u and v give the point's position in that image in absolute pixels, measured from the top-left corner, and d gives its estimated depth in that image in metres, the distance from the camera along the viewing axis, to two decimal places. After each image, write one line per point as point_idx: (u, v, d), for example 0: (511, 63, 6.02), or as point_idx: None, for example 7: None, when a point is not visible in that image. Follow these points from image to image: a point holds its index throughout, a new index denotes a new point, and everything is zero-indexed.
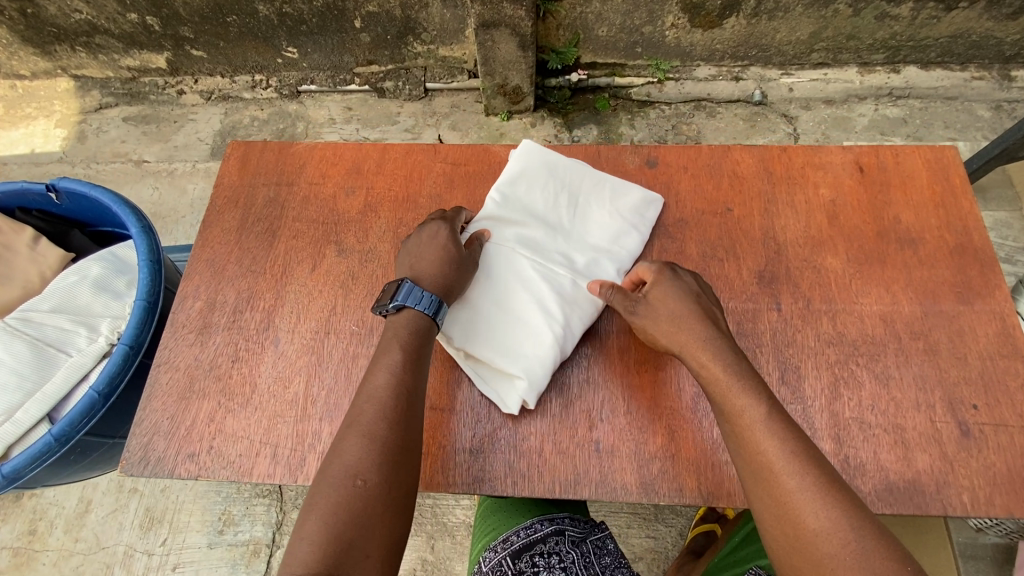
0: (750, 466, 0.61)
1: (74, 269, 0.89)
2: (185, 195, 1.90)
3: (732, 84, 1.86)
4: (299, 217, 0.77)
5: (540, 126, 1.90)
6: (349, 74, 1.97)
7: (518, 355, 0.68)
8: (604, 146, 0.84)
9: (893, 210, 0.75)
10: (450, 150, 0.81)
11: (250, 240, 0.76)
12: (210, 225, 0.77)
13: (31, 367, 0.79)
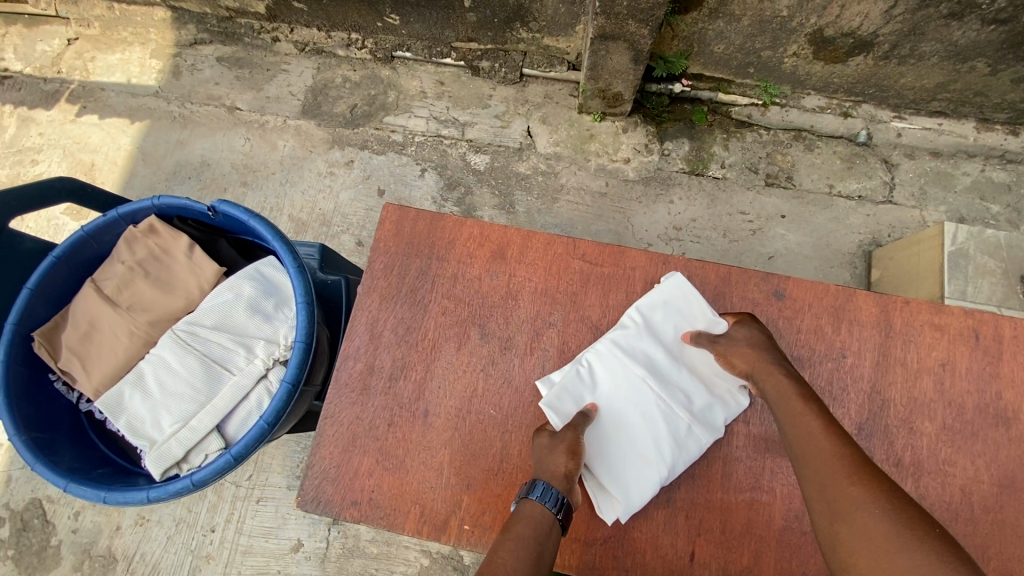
0: (845, 540, 0.68)
1: (229, 286, 0.98)
2: (274, 151, 1.95)
3: (839, 120, 1.82)
4: (449, 295, 0.88)
5: (631, 132, 1.88)
6: (447, 47, 1.94)
7: (623, 476, 0.81)
8: (736, 267, 0.90)
9: (994, 381, 0.83)
10: (587, 250, 0.90)
11: (405, 310, 0.88)
12: (370, 289, 0.89)
13: (203, 383, 0.91)
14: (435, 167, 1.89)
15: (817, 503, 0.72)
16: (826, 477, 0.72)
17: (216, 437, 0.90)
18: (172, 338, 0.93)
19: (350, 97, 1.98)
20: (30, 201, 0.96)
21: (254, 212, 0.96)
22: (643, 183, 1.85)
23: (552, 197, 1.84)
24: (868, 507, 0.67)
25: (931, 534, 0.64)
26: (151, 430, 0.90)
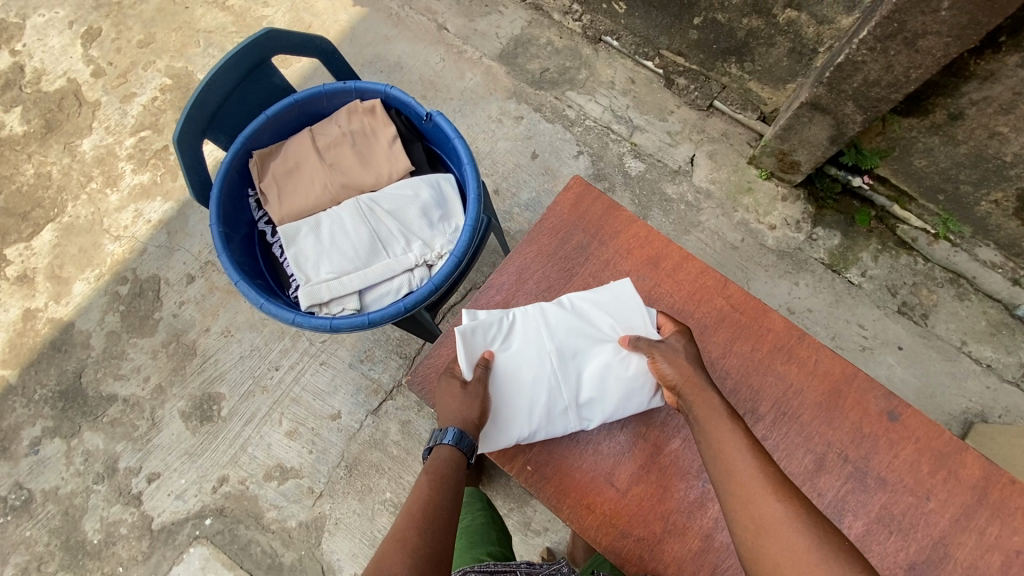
0: (769, 554, 0.75)
1: (411, 185, 1.11)
2: (461, 80, 2.07)
3: (1006, 284, 1.73)
4: (596, 274, 1.04)
5: (789, 203, 1.86)
6: (654, 52, 1.96)
7: (501, 419, 0.97)
8: (864, 372, 0.92)
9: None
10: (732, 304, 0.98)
11: (555, 270, 1.05)
12: (532, 240, 1.07)
13: (364, 252, 1.05)
14: (591, 154, 1.95)
15: (741, 521, 0.79)
16: (748, 493, 0.79)
17: (354, 298, 1.04)
18: (353, 205, 1.09)
19: (546, 61, 2.06)
20: (294, 49, 1.11)
21: (462, 134, 1.06)
22: (776, 255, 1.84)
23: (686, 228, 1.87)
24: (795, 524, 0.75)
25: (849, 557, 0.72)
26: (309, 269, 1.05)
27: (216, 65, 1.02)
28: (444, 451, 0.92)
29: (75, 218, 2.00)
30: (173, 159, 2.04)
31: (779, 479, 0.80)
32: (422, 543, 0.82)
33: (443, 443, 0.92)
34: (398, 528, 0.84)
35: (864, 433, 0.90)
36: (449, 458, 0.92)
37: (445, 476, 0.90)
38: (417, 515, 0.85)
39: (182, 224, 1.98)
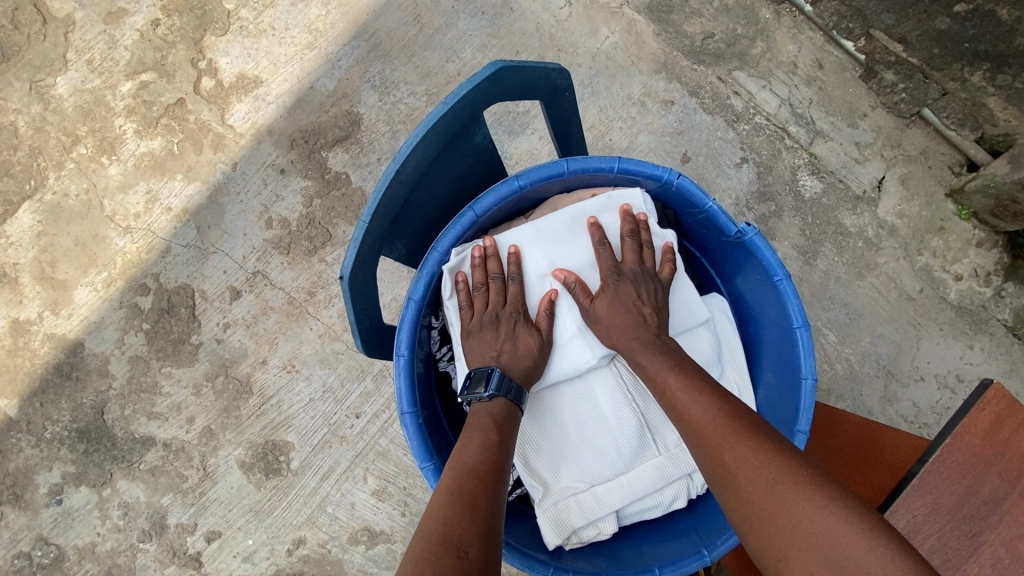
0: (734, 491, 0.76)
1: (682, 336, 1.03)
2: (593, 39, 1.53)
3: None
4: (1012, 542, 0.67)
5: (984, 250, 1.54)
6: (861, 30, 1.48)
7: None
8: None
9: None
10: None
11: (956, 529, 0.68)
12: (926, 474, 0.69)
13: (627, 453, 0.93)
14: (758, 163, 1.52)
15: (705, 462, 0.80)
16: (704, 434, 0.81)
17: (611, 516, 0.93)
18: (615, 381, 0.97)
19: (709, 23, 1.54)
20: (513, 96, 0.79)
21: (791, 275, 0.94)
22: (955, 311, 1.55)
23: (859, 271, 1.54)
24: (754, 460, 0.75)
25: (813, 493, 0.70)
26: (547, 473, 0.94)
27: (412, 145, 0.71)
28: (495, 407, 0.87)
29: (63, 195, 1.47)
30: (193, 121, 1.49)
31: (731, 419, 0.80)
32: (478, 502, 0.74)
33: (493, 399, 0.87)
34: (454, 481, 0.77)
35: None
36: (491, 408, 0.87)
37: (497, 430, 0.85)
38: (472, 476, 0.77)
39: (217, 216, 1.48)
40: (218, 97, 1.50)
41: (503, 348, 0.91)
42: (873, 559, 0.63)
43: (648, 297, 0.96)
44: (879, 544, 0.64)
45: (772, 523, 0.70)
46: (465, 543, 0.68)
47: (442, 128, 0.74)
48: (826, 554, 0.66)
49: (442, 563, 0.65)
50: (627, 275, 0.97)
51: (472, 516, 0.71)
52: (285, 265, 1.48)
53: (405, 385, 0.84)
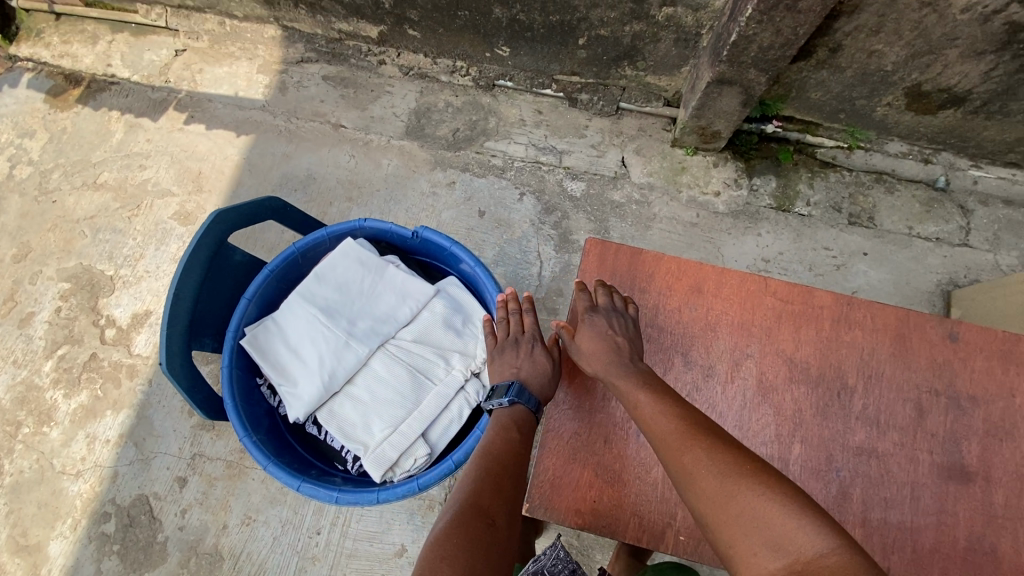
0: (692, 492, 0.76)
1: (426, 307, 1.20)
2: (378, 169, 2.03)
3: (920, 166, 1.93)
4: (651, 324, 0.94)
5: (722, 167, 1.99)
6: (548, 79, 2.04)
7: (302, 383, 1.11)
8: (912, 311, 0.93)
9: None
10: (777, 278, 0.95)
11: (610, 335, 0.95)
12: (575, 315, 0.98)
13: (410, 392, 1.11)
14: (533, 192, 1.98)
15: (668, 469, 0.80)
16: (666, 445, 0.80)
17: (419, 444, 1.07)
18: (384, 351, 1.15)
19: (452, 122, 2.07)
20: (246, 219, 1.07)
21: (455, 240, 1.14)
22: (732, 217, 1.95)
23: (646, 224, 1.95)
24: (704, 457, 0.77)
25: (757, 483, 0.73)
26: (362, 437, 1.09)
27: (176, 275, 0.96)
28: (516, 409, 1.00)
29: (18, 473, 1.73)
30: (107, 365, 1.83)
31: (688, 425, 0.81)
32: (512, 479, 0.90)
33: (519, 402, 0.99)
34: (485, 466, 0.92)
35: (949, 368, 0.91)
36: (513, 413, 1.00)
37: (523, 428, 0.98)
38: (500, 459, 0.92)
39: (148, 428, 1.76)
40: (121, 339, 1.86)
41: (520, 365, 1.04)
42: (805, 534, 0.67)
43: (620, 329, 0.91)
44: (810, 523, 0.68)
45: (723, 516, 0.73)
46: (494, 512, 0.84)
47: (198, 256, 1.02)
48: (767, 536, 0.69)
49: (473, 530, 0.80)
50: (599, 310, 0.93)
51: (493, 502, 0.85)
52: (215, 438, 1.75)
53: (238, 420, 1.04)
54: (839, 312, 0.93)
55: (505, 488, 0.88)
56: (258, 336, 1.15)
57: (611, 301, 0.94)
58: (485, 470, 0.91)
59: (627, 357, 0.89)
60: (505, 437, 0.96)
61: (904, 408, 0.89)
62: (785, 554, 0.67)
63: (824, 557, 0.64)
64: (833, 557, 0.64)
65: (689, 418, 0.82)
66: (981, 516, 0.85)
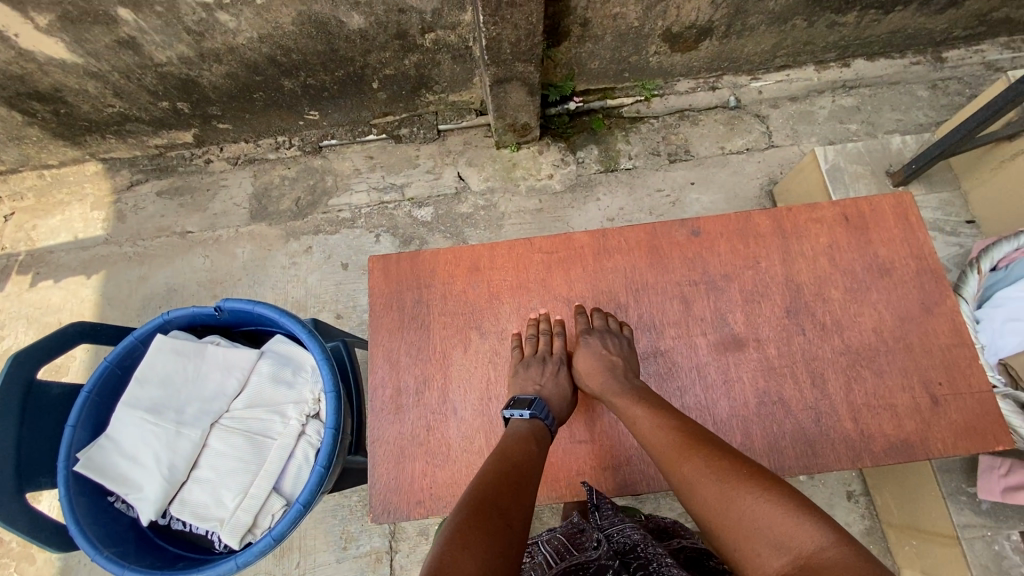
0: (696, 501, 0.79)
1: (253, 372, 1.18)
2: (236, 260, 2.06)
3: (710, 94, 2.16)
4: (444, 311, 1.02)
5: (547, 152, 2.16)
6: (367, 126, 2.15)
7: (145, 485, 1.08)
8: (656, 223, 1.07)
9: (914, 256, 1.02)
10: (538, 236, 1.07)
11: (410, 334, 1.00)
12: (375, 328, 1.01)
13: (252, 455, 1.11)
14: (387, 230, 2.06)
15: (672, 482, 0.83)
16: (667, 458, 0.84)
17: (274, 499, 1.10)
18: (219, 426, 1.14)
19: (293, 192, 2.14)
20: (50, 352, 1.12)
21: (256, 300, 1.13)
22: (570, 191, 2.12)
23: (498, 224, 2.07)
24: (703, 465, 0.80)
25: (754, 486, 0.75)
26: (217, 511, 1.09)
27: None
28: (526, 426, 0.89)
29: None
30: (13, 546, 1.75)
31: (684, 436, 0.85)
32: (528, 482, 0.79)
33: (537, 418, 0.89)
34: (495, 466, 0.81)
35: (699, 259, 1.04)
36: (529, 430, 0.88)
37: (541, 444, 0.88)
38: (510, 463, 0.81)
39: None
40: None
41: (543, 382, 0.93)
42: (804, 529, 0.68)
43: (614, 349, 0.95)
44: (807, 518, 0.69)
45: (726, 520, 0.75)
46: (509, 513, 0.72)
47: (7, 403, 1.08)
48: (767, 537, 0.70)
49: (490, 530, 0.68)
50: (593, 331, 0.97)
51: (506, 501, 0.74)
52: None
53: (86, 541, 1.04)
54: (597, 245, 1.06)
55: (522, 488, 0.77)
56: (91, 456, 1.10)
57: (605, 323, 0.99)
58: (487, 474, 0.79)
59: (620, 374, 0.94)
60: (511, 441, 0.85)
61: (672, 305, 1.02)
62: (785, 551, 0.68)
63: (823, 550, 0.65)
64: (831, 550, 0.65)
65: (689, 432, 0.86)
66: (761, 372, 0.97)
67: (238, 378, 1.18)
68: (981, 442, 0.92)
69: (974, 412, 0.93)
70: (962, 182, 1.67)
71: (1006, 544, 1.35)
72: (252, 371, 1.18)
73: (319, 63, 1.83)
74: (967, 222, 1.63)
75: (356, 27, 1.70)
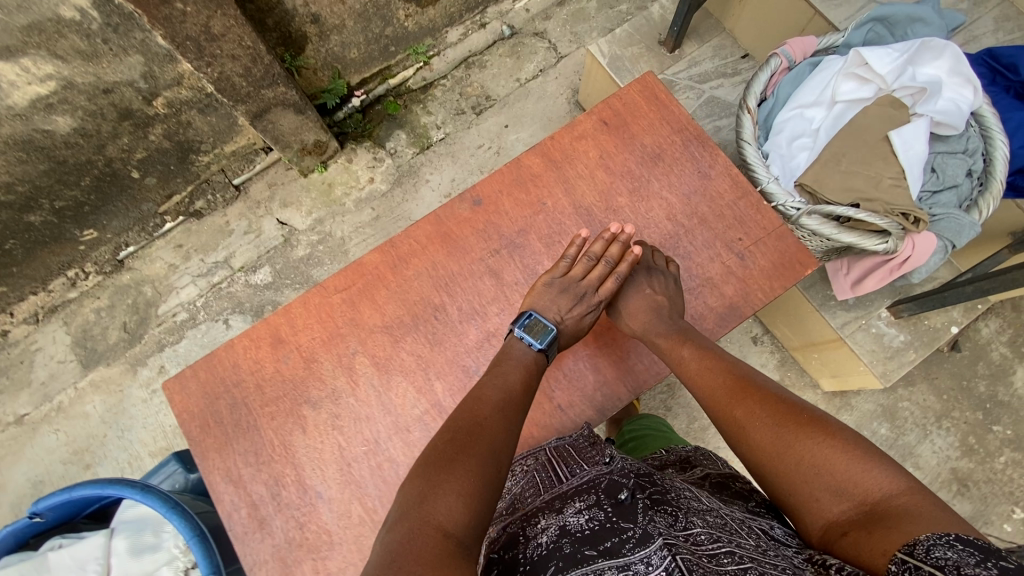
0: (751, 440, 0.85)
1: (110, 553, 1.06)
2: (91, 419, 1.84)
3: (483, 32, 2.09)
4: (264, 402, 0.94)
5: (356, 157, 2.02)
6: (158, 217, 1.92)
7: None
8: (434, 208, 1.02)
9: (676, 129, 1.07)
10: (327, 276, 0.99)
11: (241, 442, 0.92)
12: (202, 455, 0.92)
13: None
14: (234, 311, 1.90)
15: (725, 424, 0.90)
16: (721, 403, 0.91)
17: None
18: None
19: (117, 320, 1.91)
20: None
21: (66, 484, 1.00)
22: (398, 185, 2.01)
23: (341, 252, 1.95)
24: (758, 410, 0.86)
25: (809, 431, 0.81)
26: None
27: None
28: (529, 353, 0.91)
29: None
30: None
31: (737, 386, 0.91)
32: (502, 414, 0.82)
33: (537, 349, 0.91)
34: (478, 403, 0.84)
35: (490, 225, 1.01)
36: (534, 360, 0.90)
37: (534, 381, 0.90)
38: (488, 401, 0.83)
39: None
40: None
41: (565, 312, 0.94)
42: (874, 476, 0.73)
43: (661, 291, 1.00)
44: (878, 466, 0.74)
45: (785, 459, 0.80)
46: (499, 457, 0.76)
47: None
48: (831, 479, 0.76)
49: (485, 472, 0.73)
50: (643, 268, 1.00)
51: (498, 440, 0.78)
52: None
53: None
54: (390, 258, 1.00)
55: (507, 419, 0.82)
56: None
57: (653, 260, 1.01)
58: (474, 414, 0.81)
59: (664, 314, 0.99)
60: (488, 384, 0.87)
61: (484, 283, 0.99)
62: (851, 497, 0.74)
63: (889, 496, 0.71)
64: (899, 497, 0.70)
65: (734, 375, 0.93)
66: None
67: (97, 569, 1.05)
68: (793, 274, 1.01)
69: (776, 252, 1.01)
70: (724, 23, 1.71)
71: (880, 323, 1.47)
72: (109, 555, 1.06)
73: (55, 181, 1.59)
74: (741, 57, 1.69)
75: (68, 129, 1.48)
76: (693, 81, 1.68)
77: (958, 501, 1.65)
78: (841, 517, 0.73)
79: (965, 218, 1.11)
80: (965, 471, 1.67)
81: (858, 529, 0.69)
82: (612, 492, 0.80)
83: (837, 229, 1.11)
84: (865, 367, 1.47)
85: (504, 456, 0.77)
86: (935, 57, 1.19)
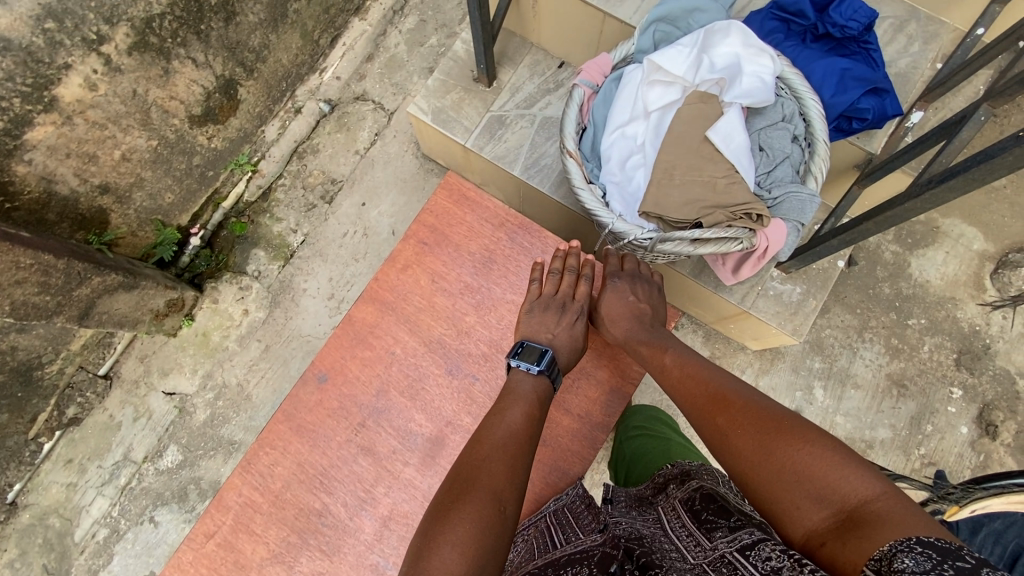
0: (729, 446, 0.81)
1: None
2: None
3: (301, 117, 1.96)
4: None
5: (221, 294, 1.85)
6: (32, 441, 1.74)
7: None
8: (285, 400, 1.12)
9: (496, 225, 1.24)
10: (195, 527, 1.05)
11: None
12: None
13: None
14: (156, 505, 1.74)
15: (705, 430, 0.87)
16: (702, 411, 0.89)
17: None
18: None
19: (32, 566, 1.71)
20: None
21: None
22: (276, 306, 1.86)
23: (243, 398, 1.80)
24: (738, 418, 0.83)
25: (784, 435, 0.76)
26: None
27: None
28: (529, 380, 0.97)
29: None
30: None
31: (716, 397, 0.89)
32: (503, 453, 0.80)
33: (535, 373, 0.98)
34: (477, 443, 0.82)
35: (346, 395, 1.13)
36: (534, 385, 0.96)
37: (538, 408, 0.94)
38: (484, 441, 0.82)
39: None
40: None
41: (554, 331, 1.06)
42: (852, 481, 0.67)
43: (644, 294, 1.15)
44: (854, 471, 0.68)
45: (759, 466, 0.76)
46: (501, 498, 0.73)
47: None
48: (805, 485, 0.70)
49: (485, 515, 0.70)
50: (624, 274, 1.17)
51: (499, 483, 0.75)
52: None
53: None
54: (255, 483, 1.08)
55: (507, 456, 0.80)
56: None
57: (635, 268, 1.19)
58: (470, 454, 0.80)
59: (645, 321, 1.11)
60: (491, 424, 0.86)
61: (361, 461, 1.09)
62: (830, 503, 0.67)
63: (868, 503, 0.65)
64: (878, 502, 0.64)
65: (714, 386, 0.91)
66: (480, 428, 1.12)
67: None
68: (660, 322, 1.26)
69: None
70: (528, 38, 1.65)
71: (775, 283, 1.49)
72: None
73: None
74: (558, 65, 1.64)
75: None
76: (522, 108, 1.60)
77: (903, 403, 1.73)
78: (818, 527, 0.66)
79: (803, 194, 1.11)
80: (900, 372, 1.75)
81: (836, 540, 0.63)
82: (603, 564, 0.81)
83: (693, 245, 1.08)
84: (777, 329, 1.49)
85: (507, 497, 0.74)
86: (723, 36, 1.18)
